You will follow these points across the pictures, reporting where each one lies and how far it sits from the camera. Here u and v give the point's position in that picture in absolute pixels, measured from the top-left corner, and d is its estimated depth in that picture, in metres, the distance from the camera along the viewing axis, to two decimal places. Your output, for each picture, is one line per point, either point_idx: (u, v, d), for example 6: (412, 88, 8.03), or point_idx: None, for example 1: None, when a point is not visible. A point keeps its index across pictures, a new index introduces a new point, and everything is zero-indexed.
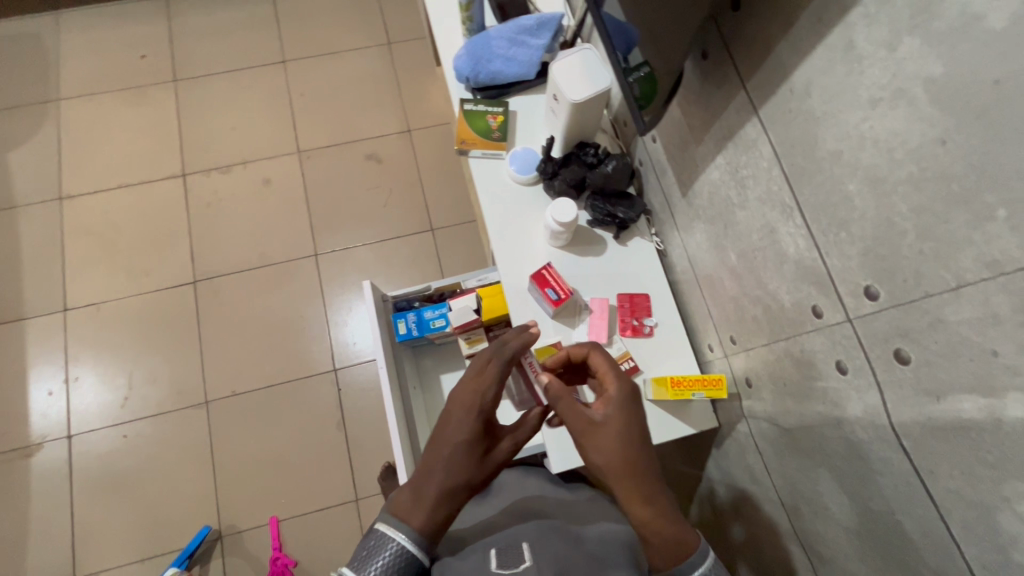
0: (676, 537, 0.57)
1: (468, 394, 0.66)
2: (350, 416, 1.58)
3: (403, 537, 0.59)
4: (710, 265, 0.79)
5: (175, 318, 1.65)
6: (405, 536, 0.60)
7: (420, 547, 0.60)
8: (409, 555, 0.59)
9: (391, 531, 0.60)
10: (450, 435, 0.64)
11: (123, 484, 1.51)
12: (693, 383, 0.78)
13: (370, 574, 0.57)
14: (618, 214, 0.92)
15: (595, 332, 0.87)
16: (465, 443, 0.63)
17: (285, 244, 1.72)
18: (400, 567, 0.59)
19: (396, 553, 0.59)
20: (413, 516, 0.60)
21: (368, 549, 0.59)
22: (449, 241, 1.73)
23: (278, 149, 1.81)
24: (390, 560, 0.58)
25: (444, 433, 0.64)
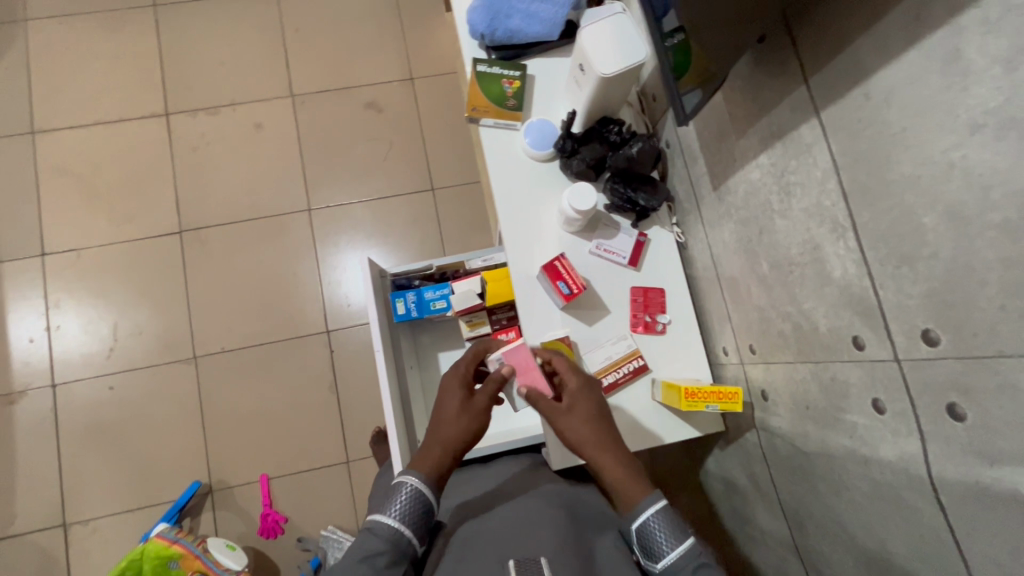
0: (636, 492, 0.63)
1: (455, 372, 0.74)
2: (342, 379, 1.55)
3: (416, 480, 0.64)
4: (735, 269, 0.74)
5: (161, 269, 1.58)
6: (416, 480, 0.64)
7: (433, 491, 0.65)
8: (423, 497, 0.63)
9: (402, 478, 0.64)
10: (445, 400, 0.71)
11: (110, 435, 1.49)
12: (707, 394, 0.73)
13: (393, 515, 0.61)
14: (639, 201, 0.85)
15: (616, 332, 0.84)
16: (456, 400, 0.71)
17: (277, 196, 1.63)
18: (417, 508, 0.63)
19: (412, 494, 0.63)
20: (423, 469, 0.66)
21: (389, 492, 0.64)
22: (450, 203, 1.64)
23: (269, 90, 1.68)
24: (406, 501, 0.62)
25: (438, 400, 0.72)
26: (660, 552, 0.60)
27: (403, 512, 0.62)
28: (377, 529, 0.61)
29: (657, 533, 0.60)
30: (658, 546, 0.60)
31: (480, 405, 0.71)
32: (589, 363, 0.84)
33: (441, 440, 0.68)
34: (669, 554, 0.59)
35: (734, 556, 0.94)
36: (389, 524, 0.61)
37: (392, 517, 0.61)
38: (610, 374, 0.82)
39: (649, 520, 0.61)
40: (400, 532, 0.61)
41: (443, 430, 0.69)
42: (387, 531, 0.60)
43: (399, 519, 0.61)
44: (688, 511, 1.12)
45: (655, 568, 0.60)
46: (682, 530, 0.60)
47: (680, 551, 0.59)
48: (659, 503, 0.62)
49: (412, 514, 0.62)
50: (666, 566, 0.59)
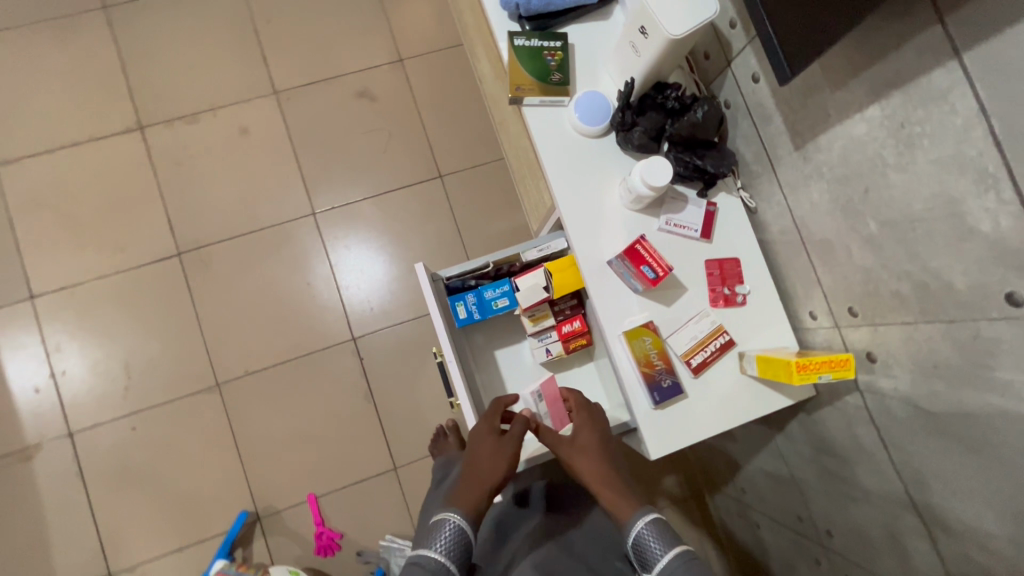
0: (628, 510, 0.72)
1: (486, 417, 0.82)
2: (376, 385, 1.49)
3: (458, 516, 0.71)
4: (828, 230, 0.70)
5: (165, 296, 1.47)
6: (458, 516, 0.71)
7: (472, 527, 0.72)
8: (463, 533, 0.70)
9: (445, 515, 0.71)
10: (480, 441, 0.79)
11: (142, 477, 1.41)
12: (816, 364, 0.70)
13: (437, 551, 0.68)
14: (707, 168, 0.80)
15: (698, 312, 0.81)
16: (489, 441, 0.79)
17: (277, 203, 1.52)
18: (457, 545, 0.70)
19: (455, 531, 0.70)
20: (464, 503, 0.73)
21: (430, 528, 0.71)
22: (461, 189, 1.56)
23: (250, 90, 1.55)
24: (450, 537, 0.69)
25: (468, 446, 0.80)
26: (654, 559, 0.68)
27: (447, 548, 0.69)
28: (425, 563, 0.67)
29: (649, 541, 0.69)
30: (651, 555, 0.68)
31: (509, 444, 0.79)
32: (673, 345, 0.80)
33: (475, 478, 0.76)
34: (662, 558, 0.67)
35: (823, 513, 0.95)
36: (436, 558, 0.67)
37: (438, 552, 0.68)
38: (699, 354, 0.79)
39: (641, 530, 0.70)
40: (443, 566, 0.67)
41: (476, 469, 0.77)
42: (434, 564, 0.67)
43: (443, 553, 0.68)
44: (761, 472, 1.12)
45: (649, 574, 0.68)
46: (672, 539, 0.68)
47: (669, 556, 0.66)
48: (650, 516, 0.71)
49: (455, 550, 0.69)
50: (660, 569, 0.66)
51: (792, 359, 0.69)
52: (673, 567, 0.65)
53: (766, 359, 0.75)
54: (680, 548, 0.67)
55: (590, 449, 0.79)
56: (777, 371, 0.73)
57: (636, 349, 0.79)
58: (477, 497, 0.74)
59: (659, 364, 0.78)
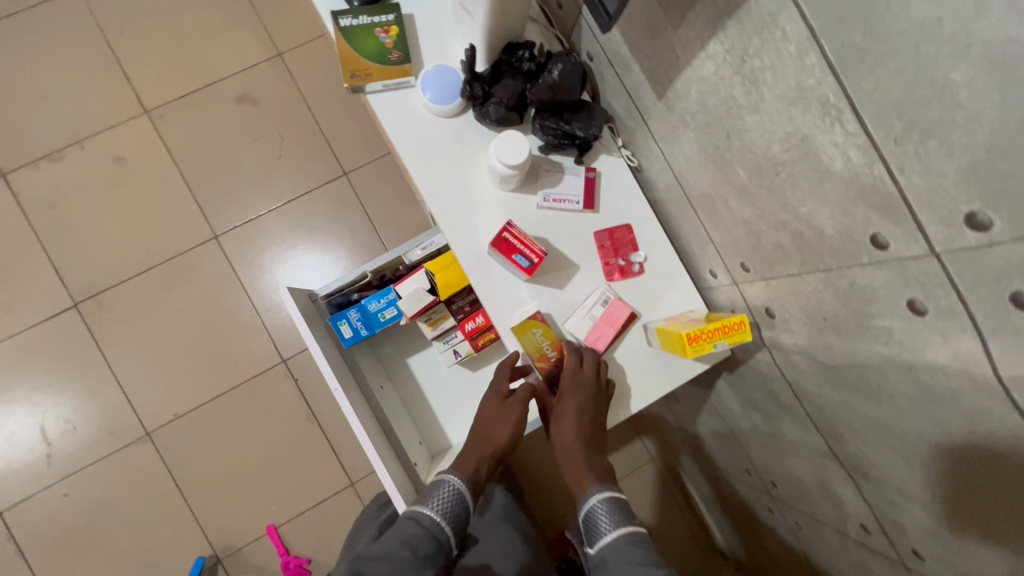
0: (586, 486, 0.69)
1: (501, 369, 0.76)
2: (316, 404, 1.42)
3: (458, 479, 0.69)
4: (706, 183, 0.64)
5: (70, 352, 1.37)
6: (458, 480, 0.69)
7: (473, 491, 0.70)
8: (461, 496, 0.68)
9: (446, 476, 0.69)
10: (485, 404, 0.74)
11: (87, 542, 1.35)
12: (710, 332, 0.64)
13: (432, 509, 0.67)
14: (576, 133, 0.72)
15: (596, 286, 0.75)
16: (494, 404, 0.74)
17: (173, 231, 1.41)
18: (454, 506, 0.68)
19: (453, 494, 0.68)
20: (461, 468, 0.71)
21: (430, 487, 0.69)
22: (370, 183, 1.46)
23: (118, 113, 1.41)
24: (448, 498, 0.68)
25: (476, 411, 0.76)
26: (598, 535, 0.65)
27: (444, 509, 0.67)
28: (418, 519, 0.66)
29: (599, 517, 0.66)
30: (599, 531, 0.65)
31: (514, 406, 0.73)
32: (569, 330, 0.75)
33: (474, 450, 0.72)
34: (606, 536, 0.64)
35: (765, 466, 0.92)
36: (431, 517, 0.66)
37: (434, 511, 0.67)
38: (598, 336, 0.73)
39: (594, 506, 0.66)
40: (439, 526, 0.66)
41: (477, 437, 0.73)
42: (428, 522, 0.66)
43: (440, 514, 0.66)
44: (708, 430, 1.08)
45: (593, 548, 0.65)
46: (625, 519, 0.65)
47: (616, 532, 0.64)
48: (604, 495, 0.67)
49: (452, 512, 0.67)
50: (605, 544, 0.64)
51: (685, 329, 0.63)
52: (611, 548, 0.63)
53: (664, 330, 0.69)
54: (629, 531, 0.64)
55: (568, 420, 0.70)
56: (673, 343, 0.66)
57: (529, 344, 0.72)
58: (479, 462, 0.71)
59: (553, 354, 0.72)
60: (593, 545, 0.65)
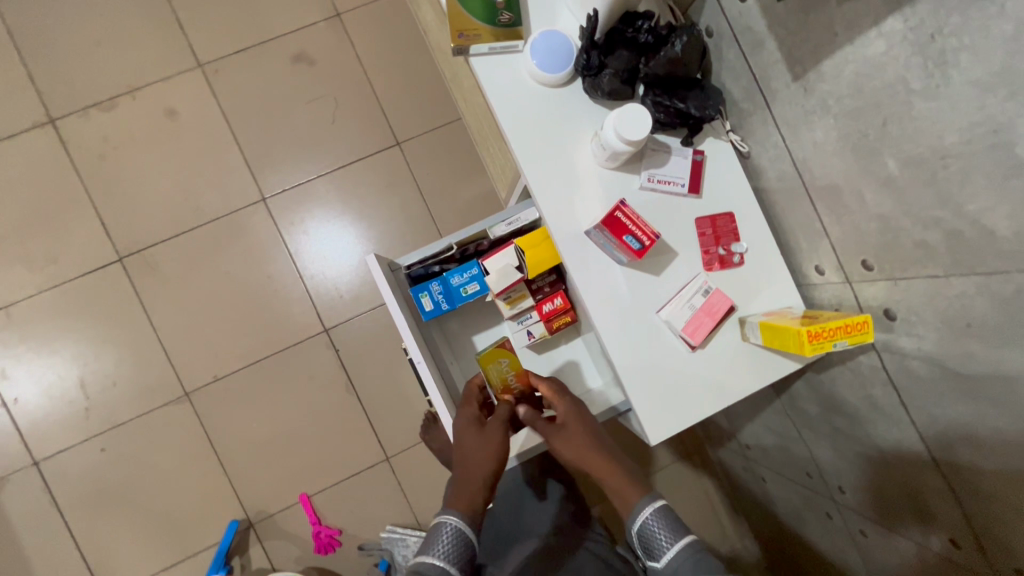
0: (632, 494, 0.65)
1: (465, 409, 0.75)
2: (356, 377, 1.40)
3: (455, 517, 0.63)
4: (836, 173, 0.60)
5: (113, 305, 1.35)
6: (457, 519, 0.64)
7: (475, 527, 0.64)
8: (464, 536, 0.63)
9: (443, 518, 0.63)
10: (464, 436, 0.72)
11: (121, 497, 1.34)
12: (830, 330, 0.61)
13: (437, 557, 0.60)
14: (691, 112, 0.69)
15: (694, 275, 0.72)
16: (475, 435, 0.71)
17: (221, 190, 1.38)
18: (460, 547, 0.62)
19: (455, 534, 0.62)
20: (457, 503, 0.65)
21: (428, 537, 0.63)
22: (423, 155, 1.42)
23: (172, 65, 1.37)
24: (450, 540, 0.62)
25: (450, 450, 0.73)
26: (659, 550, 0.61)
27: (450, 552, 0.61)
28: (425, 571, 0.59)
29: (655, 532, 0.62)
30: (659, 548, 0.61)
31: (496, 432, 0.71)
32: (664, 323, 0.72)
33: (465, 483, 0.67)
34: (668, 550, 0.60)
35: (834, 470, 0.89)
36: (440, 565, 0.59)
37: (438, 557, 0.60)
38: (697, 327, 0.70)
39: (647, 520, 0.63)
40: (448, 572, 0.59)
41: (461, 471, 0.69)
42: (438, 573, 0.59)
43: (446, 559, 0.60)
44: (766, 430, 1.06)
45: (657, 566, 0.61)
46: (679, 529, 0.62)
47: (678, 547, 0.60)
48: (656, 503, 0.64)
49: (458, 554, 0.61)
50: (669, 562, 0.60)
51: (806, 326, 0.61)
52: (680, 561, 0.59)
53: (769, 324, 0.66)
54: (688, 539, 0.61)
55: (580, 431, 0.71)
56: (785, 340, 0.64)
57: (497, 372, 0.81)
58: (473, 495, 0.66)
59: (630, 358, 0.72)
60: (658, 564, 0.61)
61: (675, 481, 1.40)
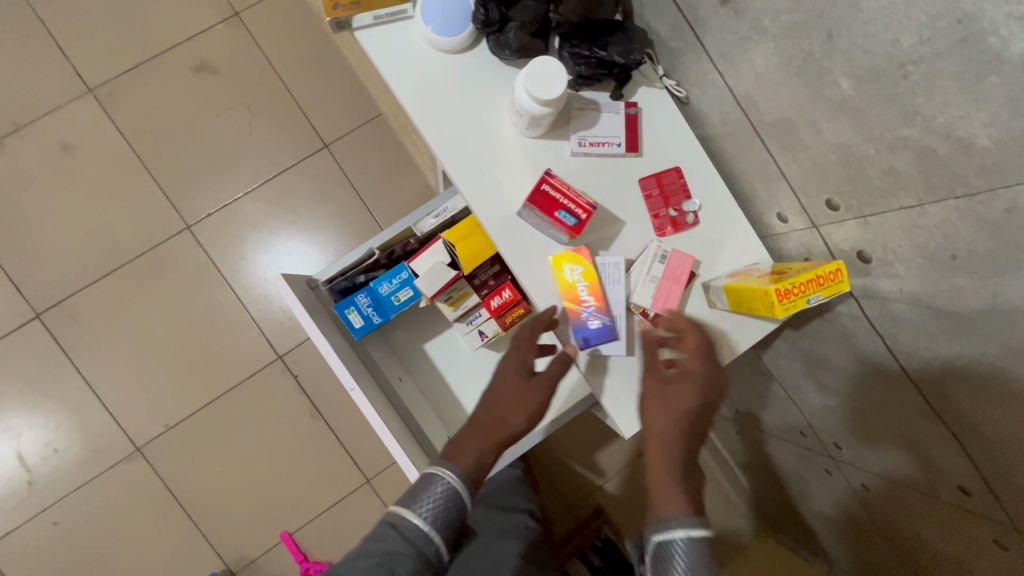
0: (674, 504, 0.51)
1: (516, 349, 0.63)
2: (321, 401, 1.30)
3: (456, 474, 0.54)
4: (784, 105, 0.52)
5: (40, 367, 1.23)
6: (454, 475, 0.54)
7: (473, 488, 0.55)
8: (458, 495, 0.54)
9: (439, 470, 0.54)
10: (505, 381, 0.61)
11: (86, 570, 1.24)
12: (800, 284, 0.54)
13: (420, 515, 0.52)
14: (614, 59, 0.60)
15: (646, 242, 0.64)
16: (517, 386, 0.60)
17: (139, 224, 1.26)
18: (450, 508, 0.53)
19: (446, 494, 0.53)
20: (466, 457, 0.56)
21: (417, 486, 0.54)
22: (354, 154, 1.31)
23: (58, 94, 1.24)
24: (441, 499, 0.53)
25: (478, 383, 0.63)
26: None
27: (434, 514, 0.52)
28: (401, 527, 0.52)
29: (676, 556, 0.49)
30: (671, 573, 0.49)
31: (541, 392, 0.60)
32: (606, 272, 0.63)
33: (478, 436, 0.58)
34: None
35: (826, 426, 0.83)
36: (418, 527, 0.52)
37: (421, 517, 0.52)
38: (666, 297, 0.62)
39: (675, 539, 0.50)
40: (428, 536, 0.52)
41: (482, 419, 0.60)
42: (413, 533, 0.51)
43: (428, 520, 0.52)
44: (753, 393, 1.00)
45: None
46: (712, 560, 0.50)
47: None
48: (692, 531, 0.50)
49: (444, 517, 0.53)
50: None
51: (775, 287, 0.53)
52: None
53: (734, 289, 0.59)
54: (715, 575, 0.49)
55: (675, 404, 0.57)
56: (754, 303, 0.56)
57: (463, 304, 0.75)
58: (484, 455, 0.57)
59: (590, 301, 0.62)
60: None
61: None
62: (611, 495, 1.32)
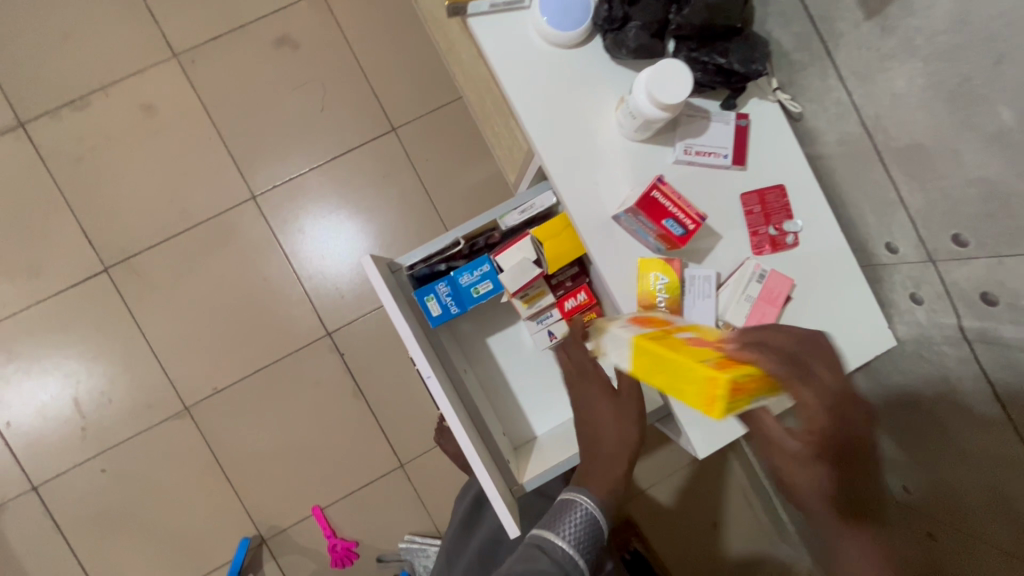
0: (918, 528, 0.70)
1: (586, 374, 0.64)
2: (364, 382, 1.31)
3: (590, 502, 0.60)
4: (921, 132, 0.50)
5: (102, 318, 1.27)
6: (589, 501, 0.60)
7: (607, 513, 0.61)
8: (595, 521, 0.60)
9: (575, 497, 0.61)
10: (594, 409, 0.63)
11: (127, 518, 1.28)
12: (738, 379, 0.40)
13: (563, 538, 0.58)
14: (733, 68, 0.58)
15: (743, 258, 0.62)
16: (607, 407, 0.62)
17: (208, 190, 1.29)
18: (588, 532, 0.59)
19: (585, 519, 0.59)
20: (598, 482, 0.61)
21: (555, 511, 0.61)
22: (421, 140, 1.31)
23: (145, 56, 1.27)
24: (580, 523, 0.59)
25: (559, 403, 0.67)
26: None
27: (577, 537, 0.58)
28: (549, 551, 0.58)
29: None
30: None
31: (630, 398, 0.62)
32: (695, 285, 0.61)
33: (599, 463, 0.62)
34: None
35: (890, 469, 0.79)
36: (564, 549, 0.57)
37: (564, 539, 0.58)
38: (759, 320, 0.60)
39: None
40: (571, 557, 0.57)
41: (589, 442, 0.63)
42: (562, 555, 0.57)
43: (571, 543, 0.58)
44: None
45: None
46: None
47: None
48: None
49: (585, 540, 0.59)
50: None
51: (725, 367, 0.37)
52: None
53: (643, 342, 0.43)
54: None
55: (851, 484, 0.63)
56: (680, 381, 0.39)
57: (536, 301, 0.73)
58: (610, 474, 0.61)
59: (663, 315, 0.60)
60: None
61: (708, 475, 1.32)
62: (643, 507, 1.30)
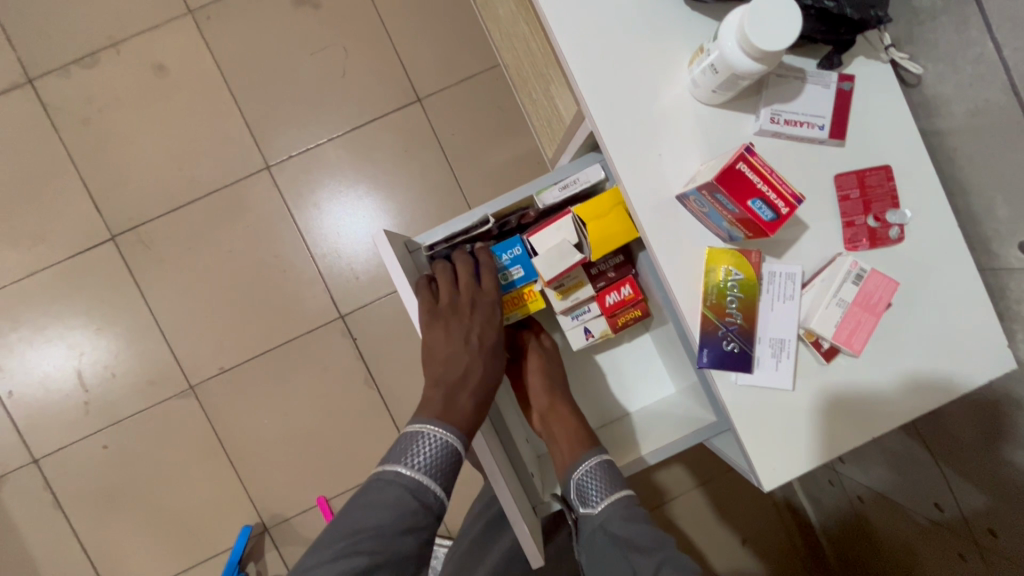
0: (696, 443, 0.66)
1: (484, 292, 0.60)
2: (376, 369, 1.23)
3: (446, 432, 0.53)
4: None
5: (108, 289, 1.21)
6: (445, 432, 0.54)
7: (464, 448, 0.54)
8: (451, 451, 0.53)
9: (426, 427, 0.54)
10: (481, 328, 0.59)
11: (128, 497, 1.23)
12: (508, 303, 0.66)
13: (412, 470, 0.52)
14: (844, 14, 0.46)
15: (838, 253, 0.51)
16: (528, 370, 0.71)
17: (220, 158, 1.21)
18: (442, 463, 0.53)
19: (437, 447, 0.53)
20: (432, 403, 0.56)
21: (406, 443, 0.54)
22: (448, 113, 1.21)
23: (159, 12, 1.19)
24: (429, 453, 0.53)
25: (490, 278, 0.60)
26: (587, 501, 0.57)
27: (427, 467, 0.52)
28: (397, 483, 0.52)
29: (588, 486, 0.58)
30: (591, 498, 0.57)
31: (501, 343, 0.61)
32: (775, 284, 0.50)
33: (444, 356, 0.57)
34: (597, 504, 0.56)
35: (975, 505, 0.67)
36: (411, 478, 0.52)
37: (412, 469, 0.52)
38: (853, 330, 0.49)
39: (584, 470, 0.59)
40: (420, 484, 0.52)
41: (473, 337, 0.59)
42: (409, 485, 0.51)
43: (420, 472, 0.52)
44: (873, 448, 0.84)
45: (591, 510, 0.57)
46: (617, 484, 0.57)
47: (613, 499, 0.56)
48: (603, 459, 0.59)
49: (436, 469, 0.53)
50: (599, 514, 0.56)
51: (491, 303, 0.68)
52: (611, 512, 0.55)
53: None
54: (623, 494, 0.56)
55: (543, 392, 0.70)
56: None
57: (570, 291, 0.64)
58: (453, 394, 0.56)
59: (735, 318, 0.50)
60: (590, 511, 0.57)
61: None
62: None
